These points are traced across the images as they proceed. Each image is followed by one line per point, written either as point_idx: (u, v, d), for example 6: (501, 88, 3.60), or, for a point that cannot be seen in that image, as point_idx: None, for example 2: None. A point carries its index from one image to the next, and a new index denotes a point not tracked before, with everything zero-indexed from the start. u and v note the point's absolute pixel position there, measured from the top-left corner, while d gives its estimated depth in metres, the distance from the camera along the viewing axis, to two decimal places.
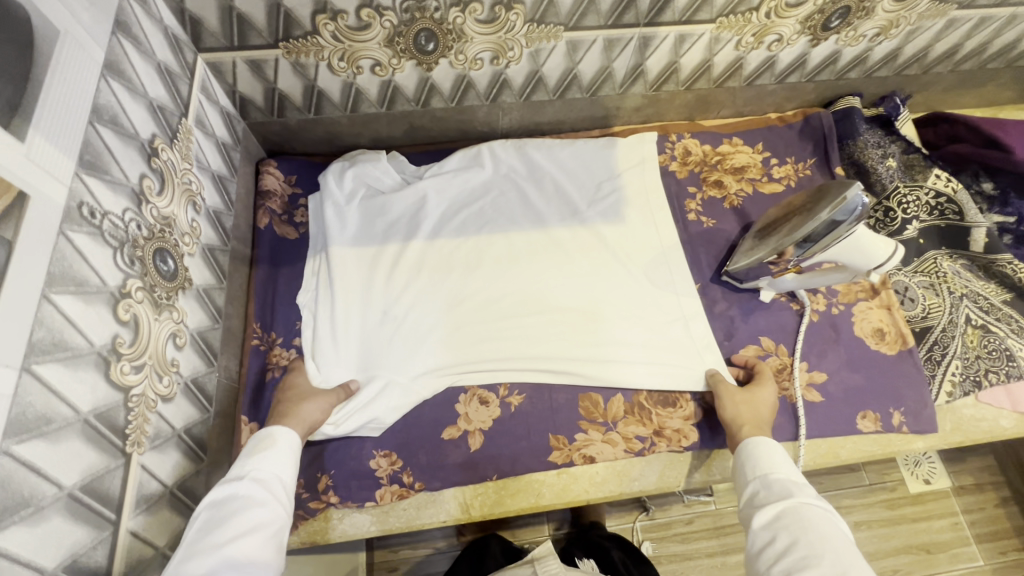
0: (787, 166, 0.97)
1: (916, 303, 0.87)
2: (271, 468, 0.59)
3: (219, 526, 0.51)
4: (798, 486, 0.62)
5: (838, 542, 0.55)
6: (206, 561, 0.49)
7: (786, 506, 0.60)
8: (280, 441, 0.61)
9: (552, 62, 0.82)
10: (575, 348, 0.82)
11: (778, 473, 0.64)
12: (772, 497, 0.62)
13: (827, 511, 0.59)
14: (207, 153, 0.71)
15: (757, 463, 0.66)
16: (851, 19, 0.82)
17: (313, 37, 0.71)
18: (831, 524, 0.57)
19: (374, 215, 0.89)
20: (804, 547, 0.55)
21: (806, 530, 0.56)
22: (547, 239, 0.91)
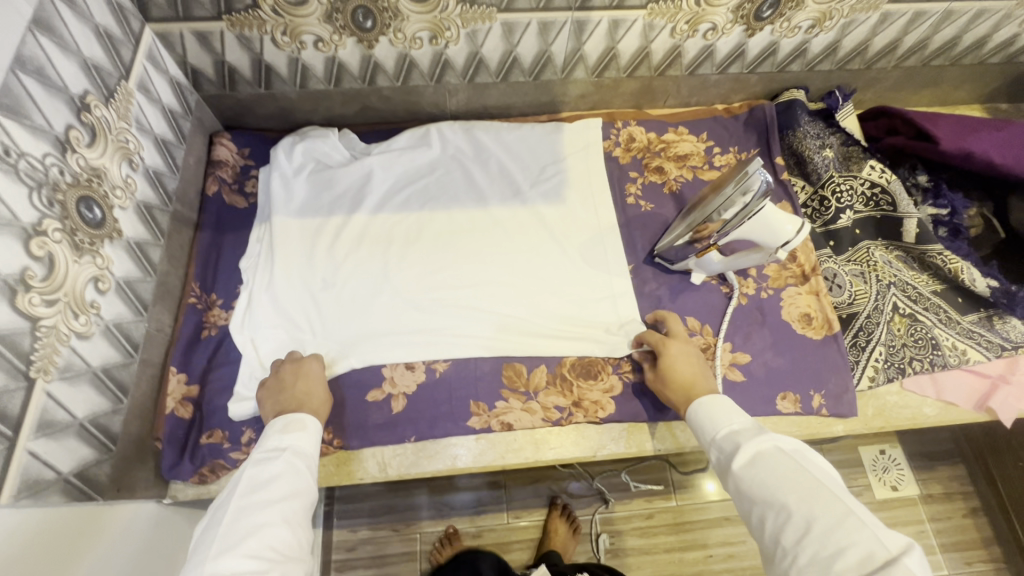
0: (729, 155, 0.98)
1: (843, 290, 0.88)
2: (305, 446, 0.67)
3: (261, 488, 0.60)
4: (744, 433, 0.64)
5: (796, 475, 0.57)
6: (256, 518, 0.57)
7: (744, 462, 0.61)
8: (311, 423, 0.68)
9: (491, 44, 0.85)
10: (505, 320, 0.84)
11: (722, 429, 0.66)
12: (731, 457, 0.63)
13: (776, 444, 0.61)
14: (151, 117, 0.75)
15: (707, 428, 0.67)
16: (782, 10, 0.84)
17: (254, 11, 0.76)
18: (787, 459, 0.59)
19: (321, 187, 0.91)
20: (770, 499, 0.57)
21: (770, 479, 0.58)
22: (491, 215, 0.93)
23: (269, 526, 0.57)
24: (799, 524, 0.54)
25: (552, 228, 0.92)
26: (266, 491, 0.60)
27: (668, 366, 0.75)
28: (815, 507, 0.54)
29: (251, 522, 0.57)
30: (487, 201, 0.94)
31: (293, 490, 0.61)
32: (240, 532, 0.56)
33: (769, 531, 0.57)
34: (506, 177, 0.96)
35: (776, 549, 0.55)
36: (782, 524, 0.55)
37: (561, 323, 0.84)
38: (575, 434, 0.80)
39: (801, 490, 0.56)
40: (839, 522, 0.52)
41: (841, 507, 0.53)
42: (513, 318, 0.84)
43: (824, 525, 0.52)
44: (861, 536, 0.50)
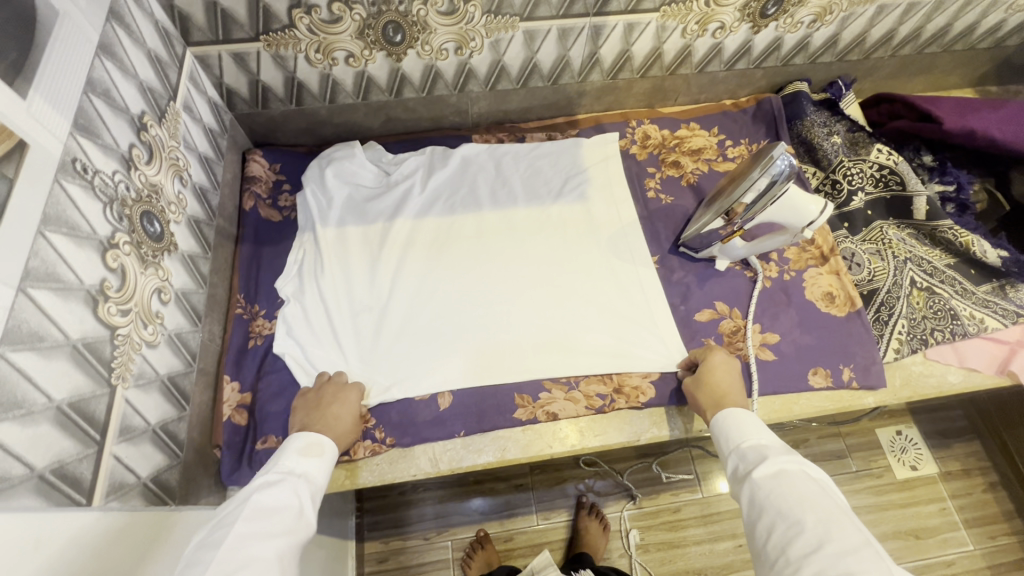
0: (741, 147, 1.03)
1: (862, 268, 0.92)
2: (313, 475, 0.65)
3: (265, 519, 0.56)
4: (772, 449, 0.66)
5: (818, 498, 0.59)
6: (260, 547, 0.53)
7: (767, 474, 0.64)
8: (329, 451, 0.69)
9: (512, 52, 0.89)
10: (537, 322, 0.88)
11: (750, 440, 0.68)
12: (753, 466, 0.65)
13: (804, 468, 0.63)
14: (195, 136, 0.79)
15: (733, 436, 0.70)
16: (786, 6, 0.89)
17: (290, 30, 0.79)
18: (810, 482, 0.61)
19: (355, 215, 0.95)
20: (789, 513, 0.59)
21: (789, 495, 0.60)
22: (515, 225, 0.97)
23: (265, 558, 0.53)
24: (811, 541, 0.56)
25: (577, 228, 0.97)
26: (268, 519, 0.56)
27: (706, 374, 0.79)
28: (830, 530, 0.56)
29: (252, 550, 0.53)
30: (513, 206, 0.98)
31: (295, 525, 0.58)
32: (233, 558, 0.52)
33: (774, 542, 0.58)
34: (529, 182, 1.01)
35: (778, 560, 0.57)
36: (792, 537, 0.57)
37: (592, 316, 0.88)
38: (618, 420, 0.82)
39: (820, 512, 0.58)
40: (852, 549, 0.54)
41: (858, 536, 0.55)
42: (546, 317, 0.88)
43: (836, 548, 0.54)
44: (872, 567, 0.52)
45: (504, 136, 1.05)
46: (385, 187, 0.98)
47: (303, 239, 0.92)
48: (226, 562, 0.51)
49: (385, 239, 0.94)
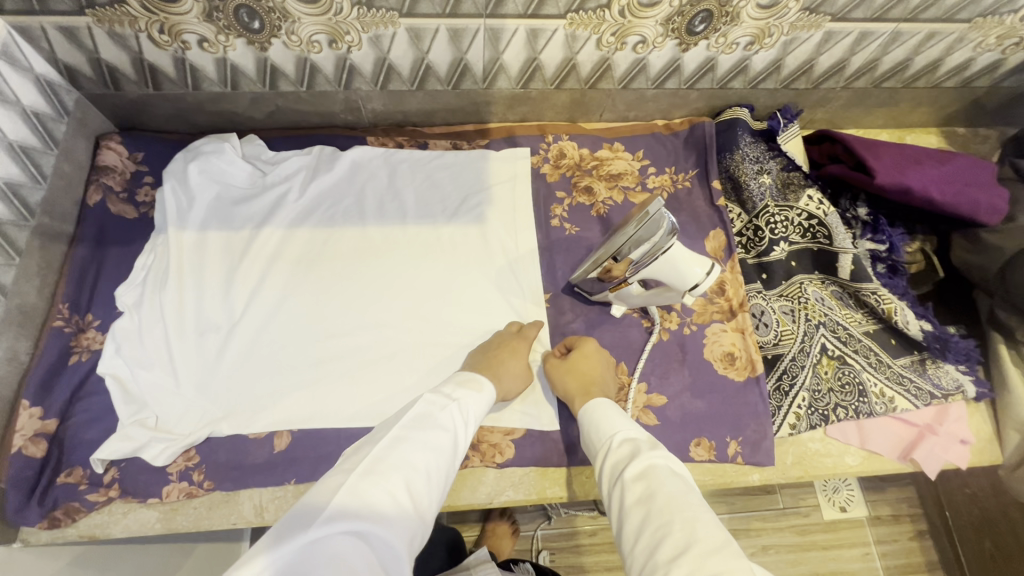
0: (664, 177, 0.93)
1: (769, 329, 0.82)
2: (475, 407, 0.64)
3: (423, 432, 0.56)
4: (641, 443, 0.60)
5: (683, 496, 0.53)
6: (408, 457, 0.53)
7: (636, 473, 0.57)
8: (486, 387, 0.67)
9: (398, 50, 0.78)
10: (403, 361, 0.79)
11: (619, 432, 0.63)
12: (623, 464, 0.59)
13: (675, 464, 0.58)
14: (4, 121, 0.68)
15: (604, 431, 0.64)
16: (716, 25, 0.77)
17: (120, 6, 0.67)
18: (675, 479, 0.55)
19: (220, 219, 0.85)
20: (657, 515, 0.52)
21: (656, 493, 0.54)
22: (398, 246, 0.87)
23: (415, 468, 0.52)
24: (677, 542, 0.49)
25: (468, 251, 0.87)
26: (427, 433, 0.56)
27: (575, 360, 0.75)
28: (694, 530, 0.49)
29: (406, 456, 0.53)
30: (404, 220, 0.88)
31: (447, 446, 0.57)
32: (393, 462, 0.52)
33: (641, 547, 0.51)
34: (423, 196, 0.90)
35: (646, 567, 0.50)
36: (662, 539, 0.50)
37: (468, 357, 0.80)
38: (471, 479, 0.75)
39: (688, 510, 0.52)
40: (716, 548, 0.48)
41: (719, 535, 0.49)
42: (417, 355, 0.80)
43: (702, 549, 0.48)
44: (732, 564, 0.46)
45: (403, 140, 0.94)
46: (259, 191, 0.87)
47: (155, 241, 0.82)
48: (383, 466, 0.51)
49: (247, 249, 0.83)
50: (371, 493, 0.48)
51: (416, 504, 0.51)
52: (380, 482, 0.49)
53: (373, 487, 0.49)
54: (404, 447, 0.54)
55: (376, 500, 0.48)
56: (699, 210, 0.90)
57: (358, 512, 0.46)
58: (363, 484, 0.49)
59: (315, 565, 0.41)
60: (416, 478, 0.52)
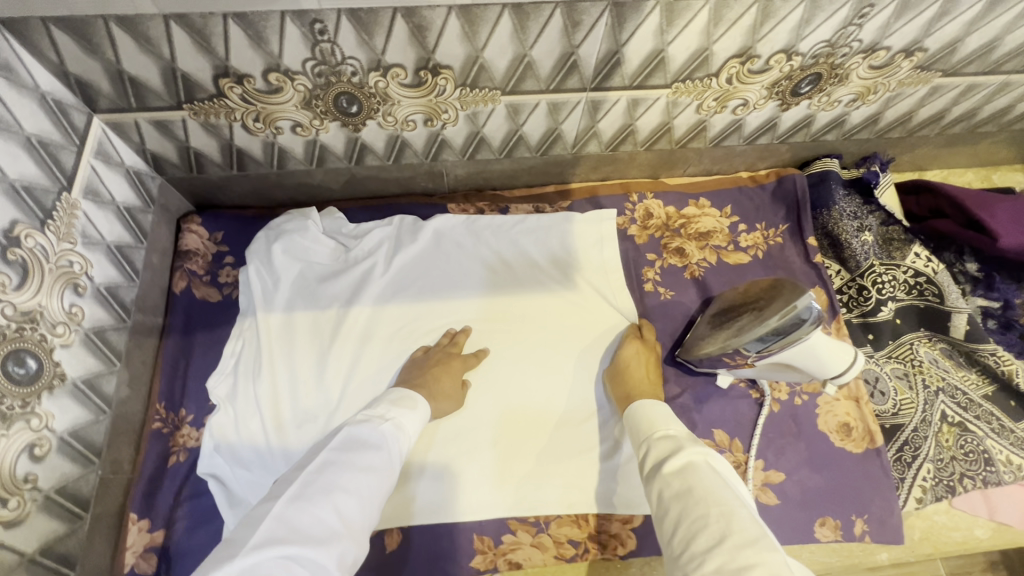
0: (756, 234, 0.89)
1: (886, 397, 0.79)
2: (410, 425, 0.65)
3: (350, 453, 0.57)
4: (681, 440, 0.59)
5: (719, 491, 0.51)
6: (334, 478, 0.54)
7: (675, 466, 0.55)
8: (420, 406, 0.68)
9: (493, 124, 0.75)
10: (506, 448, 0.76)
11: (665, 431, 0.61)
12: (663, 458, 0.57)
13: (715, 462, 0.55)
14: (102, 223, 0.65)
15: (643, 433, 0.63)
16: (823, 86, 0.74)
17: (219, 100, 0.65)
18: (715, 475, 0.53)
19: (306, 299, 0.81)
20: (695, 507, 0.50)
21: (693, 486, 0.52)
22: (490, 321, 0.83)
23: (345, 491, 0.53)
24: (712, 534, 0.47)
25: (563, 320, 0.83)
26: (358, 454, 0.57)
27: (624, 363, 0.76)
28: (731, 522, 0.48)
29: (335, 480, 0.54)
30: (492, 291, 0.85)
31: (381, 465, 0.58)
32: (320, 487, 0.53)
33: (678, 536, 0.50)
34: (510, 264, 0.86)
35: (681, 557, 0.48)
36: (696, 530, 0.48)
37: (575, 440, 0.77)
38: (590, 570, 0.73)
39: (723, 500, 0.50)
40: (751, 541, 0.46)
41: (754, 529, 0.47)
42: (521, 440, 0.76)
43: (740, 540, 0.46)
44: (769, 556, 0.44)
45: (484, 206, 0.90)
46: (342, 267, 0.84)
47: (243, 325, 0.79)
48: (311, 492, 0.52)
49: (337, 331, 0.80)
50: (297, 519, 0.49)
51: (347, 526, 0.52)
52: (307, 507, 0.51)
53: (298, 512, 0.50)
54: (331, 470, 0.54)
55: (303, 524, 0.49)
56: (796, 268, 0.87)
57: (282, 537, 0.47)
58: (288, 511, 0.50)
59: None
60: (345, 502, 0.53)
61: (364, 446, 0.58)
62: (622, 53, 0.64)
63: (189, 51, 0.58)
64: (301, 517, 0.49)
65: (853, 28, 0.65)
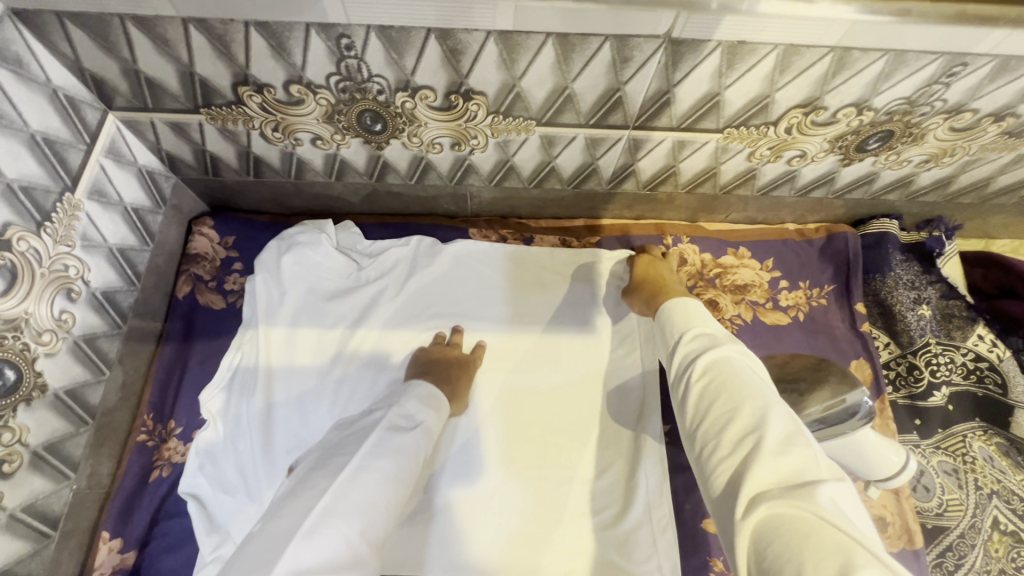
0: (798, 292, 0.82)
1: (931, 493, 0.71)
2: (433, 423, 0.61)
3: (382, 459, 0.51)
4: (718, 336, 0.49)
5: (754, 384, 0.43)
6: (365, 488, 0.48)
7: (707, 362, 0.46)
8: (444, 408, 0.64)
9: (525, 154, 0.69)
10: (500, 501, 0.69)
11: (695, 327, 0.51)
12: (693, 355, 0.48)
13: (749, 359, 0.46)
14: (104, 225, 0.62)
15: (677, 328, 0.52)
16: (893, 143, 0.67)
17: (238, 107, 0.61)
18: (751, 371, 0.45)
19: (311, 315, 0.76)
20: (724, 400, 0.43)
21: (726, 378, 0.44)
22: (495, 355, 0.77)
23: (375, 502, 0.48)
24: (743, 427, 0.40)
25: (575, 362, 0.77)
26: (388, 459, 0.52)
27: (651, 277, 0.72)
28: (766, 414, 0.40)
29: (365, 492, 0.48)
30: (501, 325, 0.79)
31: (409, 474, 0.53)
32: (349, 496, 0.47)
33: (703, 432, 0.43)
34: (525, 297, 0.81)
35: (704, 452, 0.42)
36: (724, 421, 0.42)
37: (577, 499, 0.70)
38: None
39: (758, 394, 0.42)
40: (789, 438, 0.39)
41: (790, 423, 0.40)
42: (521, 490, 0.70)
43: (775, 436, 0.39)
44: (801, 451, 0.38)
45: (508, 234, 0.86)
46: (352, 284, 0.78)
47: (244, 336, 0.74)
48: (342, 509, 0.46)
49: (339, 353, 0.75)
50: (326, 534, 0.44)
51: (372, 544, 0.46)
52: (337, 520, 0.45)
53: (329, 526, 0.44)
54: (362, 478, 0.49)
55: (331, 546, 0.43)
56: (839, 335, 0.79)
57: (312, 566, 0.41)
58: (318, 525, 0.44)
59: None
60: (372, 516, 0.47)
61: (393, 453, 0.53)
62: (673, 93, 0.59)
63: (208, 56, 0.54)
64: (331, 535, 0.44)
65: (938, 87, 0.57)
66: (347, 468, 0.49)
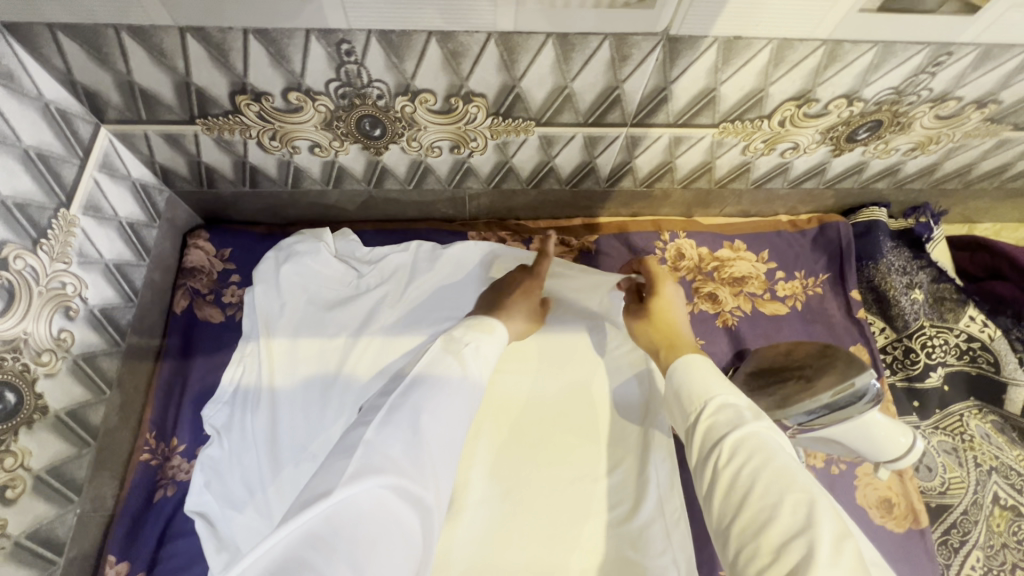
0: (795, 282, 0.83)
1: (933, 473, 0.73)
2: (491, 347, 0.60)
3: (433, 376, 0.52)
4: (743, 409, 0.47)
5: (795, 473, 0.40)
6: (420, 401, 0.49)
7: (738, 443, 0.44)
8: (497, 330, 0.61)
9: (524, 155, 0.70)
10: (508, 501, 0.69)
11: (717, 396, 0.48)
12: (721, 433, 0.45)
13: (781, 443, 0.44)
14: (99, 241, 0.61)
15: (697, 395, 0.50)
16: (882, 133, 0.69)
17: (234, 116, 0.60)
18: (789, 457, 0.42)
19: (312, 325, 0.75)
20: (763, 494, 0.40)
21: (762, 465, 0.41)
22: None
23: (434, 416, 0.49)
24: (786, 528, 0.37)
25: (566, 363, 0.78)
26: (442, 376, 0.53)
27: (657, 309, 0.66)
28: (812, 512, 0.37)
29: (421, 403, 0.49)
30: None
31: (465, 391, 0.54)
32: (407, 409, 0.48)
33: (736, 527, 0.40)
34: None
35: (739, 555, 0.39)
36: (764, 520, 0.39)
37: (589, 496, 0.69)
38: None
39: (800, 486, 0.39)
40: (837, 542, 0.36)
41: (838, 524, 0.37)
42: (531, 491, 0.70)
43: (825, 540, 0.35)
44: (856, 560, 0.34)
45: (507, 236, 0.86)
46: (353, 292, 0.78)
47: (245, 350, 0.73)
48: (397, 419, 0.47)
49: (343, 362, 0.74)
50: (388, 446, 0.45)
51: (434, 455, 0.47)
52: (393, 430, 0.46)
53: (388, 436, 0.45)
54: (416, 392, 0.50)
55: (394, 451, 0.44)
56: (836, 322, 0.81)
57: (378, 465, 0.42)
58: (377, 438, 0.45)
59: (340, 532, 0.37)
60: (427, 422, 0.48)
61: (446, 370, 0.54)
62: (671, 90, 0.59)
63: (205, 65, 0.53)
64: (392, 446, 0.44)
65: (925, 76, 0.59)
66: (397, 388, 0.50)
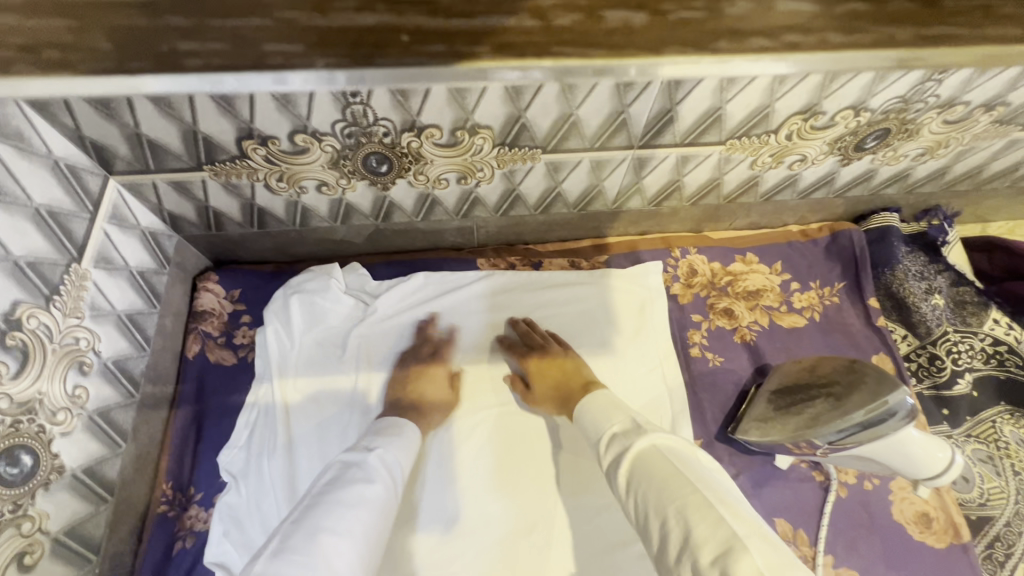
0: (810, 293, 0.82)
1: (970, 484, 0.71)
2: (401, 454, 0.59)
3: (339, 487, 0.51)
4: (631, 429, 0.53)
5: (676, 475, 0.46)
6: (324, 518, 0.47)
7: (627, 469, 0.49)
8: (408, 430, 0.62)
9: (530, 182, 0.70)
10: (531, 534, 0.66)
11: (612, 425, 0.55)
12: (613, 457, 0.52)
13: (675, 450, 0.50)
14: (111, 293, 0.61)
15: (601, 423, 0.56)
16: (890, 140, 0.68)
17: (241, 161, 0.60)
18: (666, 460, 0.48)
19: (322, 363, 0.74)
20: (654, 510, 0.45)
21: (649, 479, 0.47)
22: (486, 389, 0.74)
23: (345, 533, 0.47)
24: (678, 536, 0.42)
25: None
26: (345, 488, 0.51)
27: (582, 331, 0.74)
28: (686, 514, 0.43)
29: (319, 521, 0.47)
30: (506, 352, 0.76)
31: (380, 500, 0.52)
32: (306, 529, 0.46)
33: (656, 541, 0.45)
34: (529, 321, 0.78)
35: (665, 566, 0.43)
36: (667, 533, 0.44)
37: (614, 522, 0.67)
38: None
39: (682, 486, 0.45)
40: (710, 533, 0.41)
41: (712, 515, 0.42)
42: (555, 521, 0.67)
43: (708, 533, 0.41)
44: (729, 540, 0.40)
45: (516, 261, 0.84)
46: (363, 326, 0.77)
47: (258, 391, 0.72)
48: (294, 543, 0.45)
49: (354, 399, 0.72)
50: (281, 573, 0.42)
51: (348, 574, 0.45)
52: (291, 557, 0.43)
53: (283, 564, 0.43)
54: (320, 508, 0.48)
55: None
56: (855, 330, 0.80)
57: None
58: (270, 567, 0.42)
59: None
60: (338, 540, 0.46)
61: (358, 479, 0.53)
62: (676, 111, 0.59)
63: (212, 115, 0.54)
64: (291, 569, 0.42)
65: (931, 84, 0.59)
66: (303, 501, 0.50)
